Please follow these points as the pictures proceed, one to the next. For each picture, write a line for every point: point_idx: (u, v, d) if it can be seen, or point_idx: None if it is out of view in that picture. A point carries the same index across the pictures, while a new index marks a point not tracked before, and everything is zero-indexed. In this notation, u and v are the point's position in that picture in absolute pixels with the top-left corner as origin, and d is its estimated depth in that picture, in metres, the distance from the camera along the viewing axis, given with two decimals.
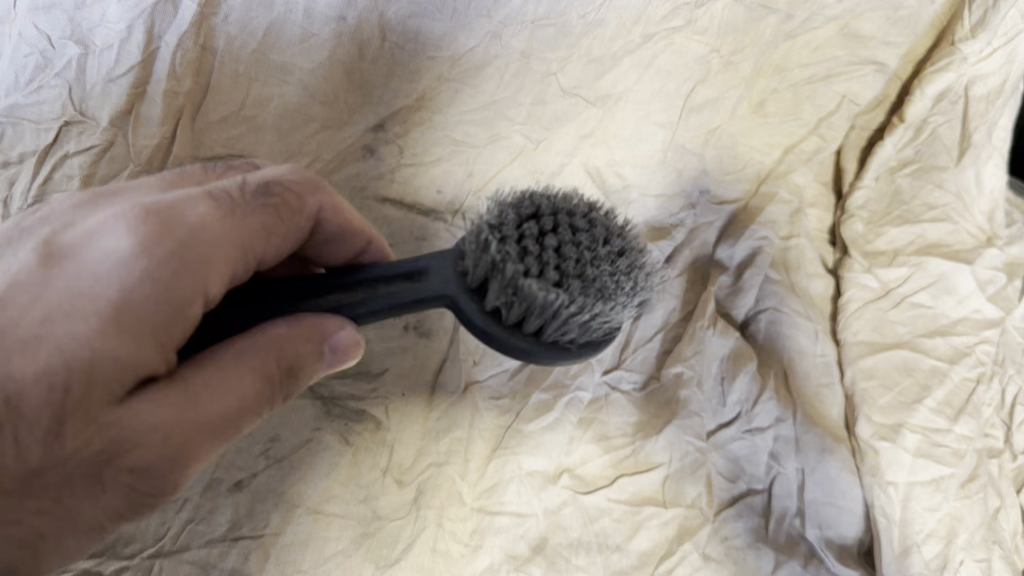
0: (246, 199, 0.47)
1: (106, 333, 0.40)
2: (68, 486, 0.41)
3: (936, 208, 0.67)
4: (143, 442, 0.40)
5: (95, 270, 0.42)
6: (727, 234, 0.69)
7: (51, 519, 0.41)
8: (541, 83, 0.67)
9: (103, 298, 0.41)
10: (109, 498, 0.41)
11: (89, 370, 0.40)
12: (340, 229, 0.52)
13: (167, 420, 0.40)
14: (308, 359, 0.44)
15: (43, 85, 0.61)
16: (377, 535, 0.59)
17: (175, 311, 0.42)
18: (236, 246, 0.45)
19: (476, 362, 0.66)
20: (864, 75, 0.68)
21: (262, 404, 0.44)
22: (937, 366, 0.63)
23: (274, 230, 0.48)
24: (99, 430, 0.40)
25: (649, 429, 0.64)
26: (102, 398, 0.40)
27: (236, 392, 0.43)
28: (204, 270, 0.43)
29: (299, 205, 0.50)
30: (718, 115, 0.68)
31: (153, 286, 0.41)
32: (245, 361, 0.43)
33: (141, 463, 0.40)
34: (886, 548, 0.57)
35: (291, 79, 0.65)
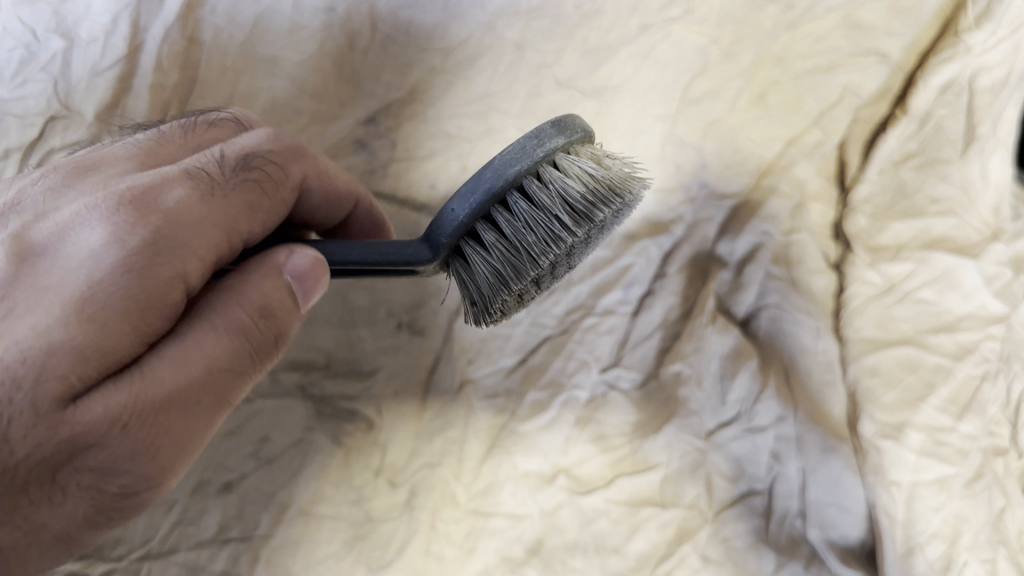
0: (224, 178, 0.45)
1: (70, 326, 0.38)
2: (24, 491, 0.39)
3: (940, 203, 0.64)
4: (102, 434, 0.38)
5: (69, 263, 0.40)
6: (728, 228, 0.66)
7: (8, 529, 0.39)
8: (536, 75, 0.66)
9: (68, 290, 0.39)
10: (73, 503, 0.40)
11: (45, 363, 0.38)
12: (328, 196, 0.53)
13: (123, 403, 0.38)
14: (271, 304, 0.43)
15: (27, 79, 0.62)
16: (369, 538, 0.59)
17: (153, 297, 0.40)
18: (218, 227, 0.43)
19: (471, 360, 0.65)
20: (867, 66, 0.65)
21: (242, 365, 0.42)
22: (941, 363, 0.60)
23: (258, 205, 0.46)
24: (53, 430, 0.38)
25: (648, 428, 0.63)
26: (58, 393, 0.38)
27: (198, 358, 0.40)
28: (180, 254, 0.41)
29: (281, 176, 0.48)
30: (717, 107, 0.66)
31: (121, 275, 0.39)
32: (203, 321, 0.41)
33: (100, 462, 0.39)
34: (889, 548, 0.56)
35: (279, 72, 0.65)
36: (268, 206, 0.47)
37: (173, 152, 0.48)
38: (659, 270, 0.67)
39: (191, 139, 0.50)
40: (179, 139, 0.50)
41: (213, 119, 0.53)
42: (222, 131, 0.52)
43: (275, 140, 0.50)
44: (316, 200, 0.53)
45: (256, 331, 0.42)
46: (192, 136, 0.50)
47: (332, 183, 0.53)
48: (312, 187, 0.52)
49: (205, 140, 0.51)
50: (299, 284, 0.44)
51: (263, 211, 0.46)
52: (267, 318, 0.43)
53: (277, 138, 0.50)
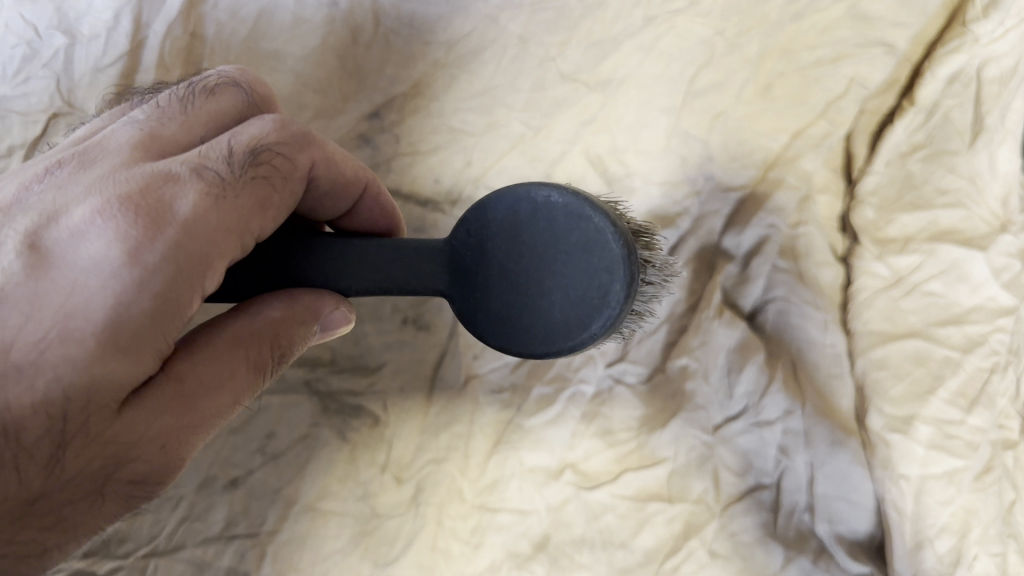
0: (234, 176, 0.45)
1: (103, 355, 0.40)
2: (69, 501, 0.41)
3: (948, 194, 0.63)
4: (142, 453, 0.41)
5: (88, 280, 0.41)
6: (735, 221, 0.66)
7: (53, 534, 0.41)
8: (540, 69, 0.66)
9: (95, 315, 0.40)
10: (109, 506, 0.42)
11: (87, 395, 0.40)
12: (336, 183, 0.50)
13: (164, 427, 0.41)
14: (304, 337, 0.46)
15: (30, 76, 0.62)
16: (375, 534, 0.59)
17: (175, 317, 0.42)
18: (231, 233, 0.43)
19: (476, 356, 0.64)
20: (875, 57, 0.65)
21: (260, 388, 0.45)
22: (950, 356, 0.60)
23: (270, 200, 0.45)
24: (99, 450, 0.41)
25: (654, 422, 0.62)
26: (99, 419, 0.40)
27: (232, 382, 0.43)
28: (200, 269, 0.42)
29: (289, 168, 0.47)
30: (722, 100, 0.66)
31: (147, 297, 0.41)
32: (237, 347, 0.44)
33: (141, 473, 0.42)
34: (898, 543, 0.56)
35: (283, 67, 0.65)
36: (280, 200, 0.46)
37: (177, 131, 0.47)
38: None
39: (194, 117, 0.48)
40: (181, 115, 0.48)
41: (214, 86, 0.51)
42: (228, 102, 0.50)
43: (283, 126, 0.48)
44: (322, 190, 0.50)
45: (277, 364, 0.46)
46: (195, 111, 0.49)
47: (338, 169, 0.50)
48: (320, 176, 0.49)
49: (207, 113, 0.49)
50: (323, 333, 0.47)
51: (275, 207, 0.46)
52: (287, 354, 0.46)
53: (284, 125, 0.48)
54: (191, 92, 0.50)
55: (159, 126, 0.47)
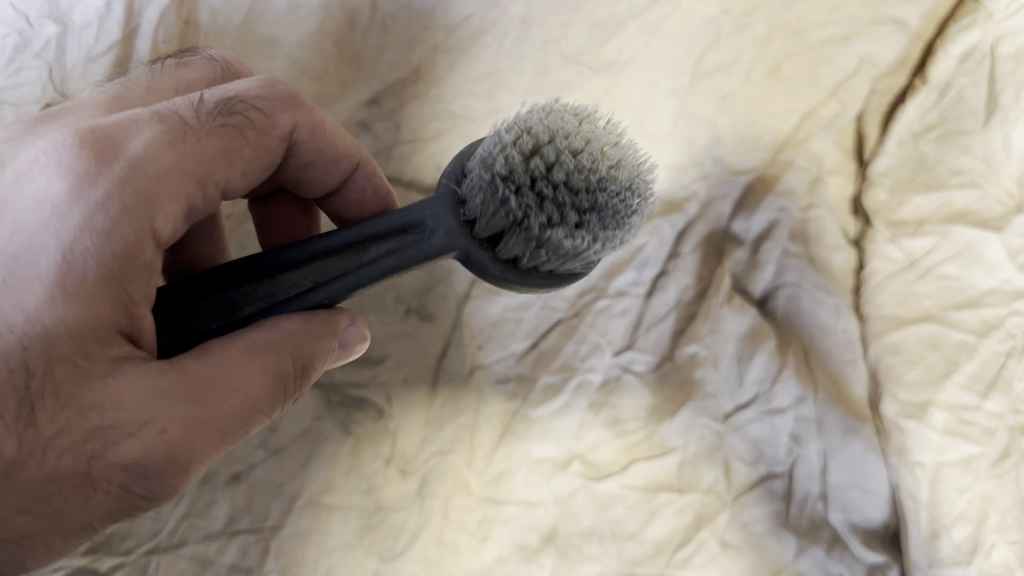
0: (197, 119, 0.42)
1: (56, 299, 0.36)
2: (53, 483, 0.36)
3: (962, 174, 0.62)
4: (138, 432, 0.36)
5: (40, 221, 0.38)
6: (743, 205, 0.64)
7: (34, 519, 0.36)
8: (541, 51, 0.65)
9: (50, 258, 0.37)
10: (100, 498, 0.37)
11: (45, 347, 0.36)
12: (324, 151, 0.49)
13: (162, 411, 0.36)
14: (324, 353, 0.42)
15: (22, 67, 0.60)
16: (380, 527, 0.58)
17: (129, 262, 0.38)
18: (191, 179, 0.41)
19: (481, 346, 0.64)
20: (885, 35, 0.64)
21: (277, 402, 0.41)
22: (965, 340, 0.59)
23: (240, 151, 0.44)
24: (76, 418, 0.36)
25: (663, 411, 0.61)
26: (69, 376, 0.36)
27: (244, 388, 0.38)
28: (152, 209, 0.39)
29: (266, 123, 0.45)
30: (730, 80, 0.65)
31: (100, 238, 0.38)
32: (255, 357, 0.39)
33: (131, 462, 0.36)
34: (913, 531, 0.55)
35: (279, 54, 0.63)
36: (252, 152, 0.44)
37: (143, 98, 0.46)
38: (673, 251, 0.64)
39: (161, 85, 0.48)
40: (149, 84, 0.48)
41: (185, 59, 0.50)
42: (200, 73, 0.50)
43: (262, 82, 0.47)
44: (308, 156, 0.49)
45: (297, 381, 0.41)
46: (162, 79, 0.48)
47: (327, 135, 0.49)
48: (303, 140, 0.48)
49: (176, 82, 0.48)
50: (341, 349, 0.45)
51: (246, 158, 0.44)
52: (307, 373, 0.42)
53: (265, 83, 0.47)
54: (164, 65, 0.49)
55: (130, 92, 0.47)
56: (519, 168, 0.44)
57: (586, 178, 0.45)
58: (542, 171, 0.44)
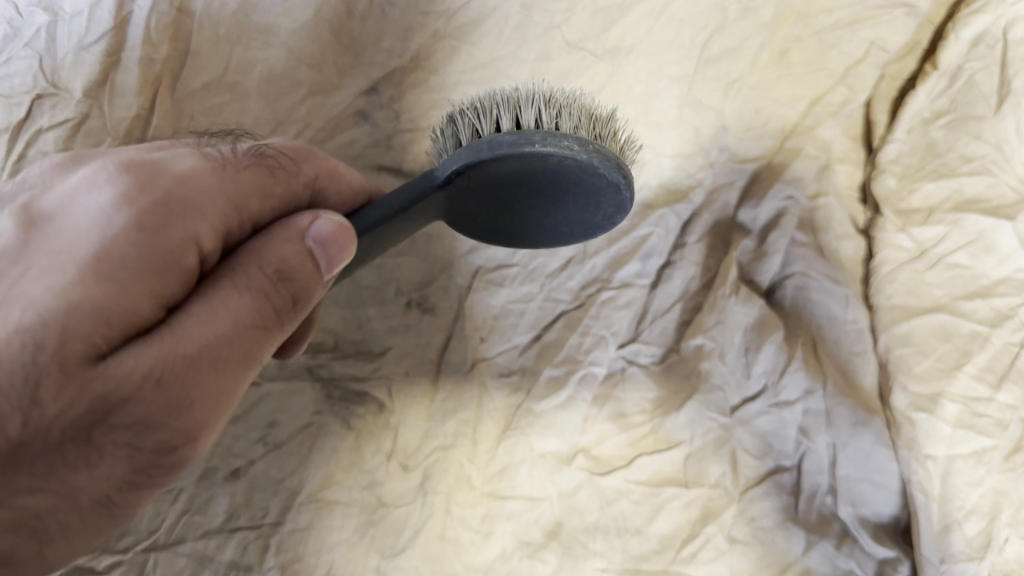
0: (227, 158, 0.46)
1: (88, 285, 0.37)
2: (56, 454, 0.38)
3: (973, 161, 0.60)
4: (134, 390, 0.37)
5: (77, 225, 0.39)
6: (750, 194, 0.64)
7: (42, 497, 0.38)
8: (543, 38, 0.63)
9: (85, 247, 0.38)
10: (108, 465, 0.39)
11: (67, 323, 0.37)
12: (342, 197, 0.50)
13: (153, 356, 0.37)
14: (296, 259, 0.42)
15: (13, 56, 0.59)
16: (382, 523, 0.57)
17: (168, 261, 0.39)
18: (230, 201, 0.43)
19: (484, 338, 0.63)
20: (895, 19, 0.62)
21: (265, 324, 0.41)
22: (977, 330, 0.56)
23: (271, 188, 0.46)
24: (82, 390, 0.37)
25: (670, 405, 0.60)
26: (83, 354, 0.37)
27: (226, 313, 0.40)
28: (191, 213, 0.41)
29: (293, 168, 0.49)
30: (738, 66, 0.63)
31: (138, 233, 0.39)
32: (225, 286, 0.40)
33: (134, 416, 0.38)
34: (924, 526, 0.54)
35: (275, 42, 0.62)
36: (280, 190, 0.47)
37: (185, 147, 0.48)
38: (677, 240, 0.64)
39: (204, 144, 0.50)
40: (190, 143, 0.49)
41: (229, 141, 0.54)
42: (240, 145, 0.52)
43: (289, 144, 0.51)
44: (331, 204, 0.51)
45: (279, 289, 0.42)
46: None
47: (344, 182, 0.51)
48: (328, 192, 0.50)
49: None
50: (320, 248, 0.42)
51: (276, 195, 0.47)
52: (288, 278, 0.42)
53: (288, 143, 0.51)
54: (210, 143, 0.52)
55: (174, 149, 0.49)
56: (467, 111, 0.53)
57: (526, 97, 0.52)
58: None
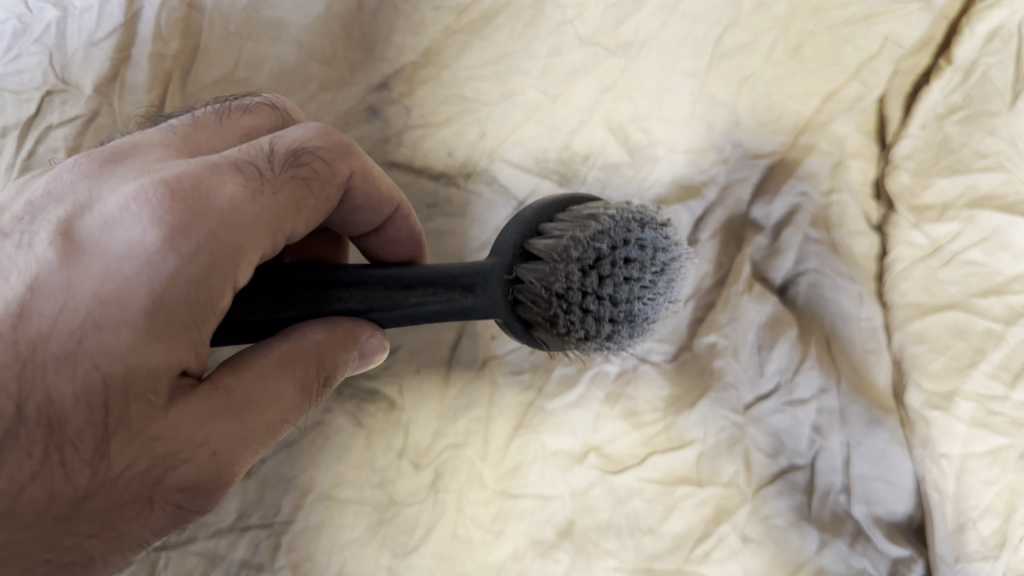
0: (268, 167, 0.41)
1: (143, 345, 0.35)
2: (115, 507, 0.36)
3: (988, 157, 0.59)
4: (192, 456, 0.36)
5: (122, 266, 0.36)
6: (763, 190, 0.63)
7: (100, 542, 0.36)
8: (556, 33, 0.62)
9: (136, 303, 0.35)
10: (156, 517, 0.37)
11: (128, 385, 0.35)
12: (370, 197, 0.47)
13: (214, 433, 0.37)
14: (345, 366, 0.42)
15: (21, 53, 0.58)
16: (394, 522, 0.57)
17: (209, 310, 0.37)
18: (269, 231, 0.39)
19: (494, 336, 0.62)
20: (910, 14, 0.61)
21: (305, 410, 0.41)
22: (992, 328, 0.57)
23: (307, 202, 0.42)
24: (145, 447, 0.36)
25: (682, 403, 0.60)
26: (144, 412, 0.36)
27: (279, 402, 0.39)
28: (235, 261, 0.38)
29: (330, 172, 0.43)
30: (750, 61, 0.62)
31: (185, 288, 0.36)
32: (286, 369, 0.39)
33: (189, 481, 0.36)
34: (938, 525, 0.54)
35: (285, 37, 0.61)
36: (316, 203, 0.43)
37: (213, 140, 0.44)
38: (690, 237, 0.63)
39: (228, 127, 0.45)
40: (214, 126, 0.45)
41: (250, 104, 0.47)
42: (264, 119, 0.47)
43: (325, 130, 0.44)
44: (357, 201, 0.47)
45: (320, 388, 0.41)
46: (229, 121, 0.45)
47: (376, 181, 0.47)
48: (356, 186, 0.46)
49: (244, 128, 0.46)
50: (360, 358, 0.43)
51: (311, 209, 0.42)
52: (331, 378, 0.42)
53: (327, 131, 0.44)
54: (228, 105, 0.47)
55: (197, 133, 0.44)
56: (574, 285, 0.45)
57: (629, 295, 0.46)
58: (595, 286, 0.45)
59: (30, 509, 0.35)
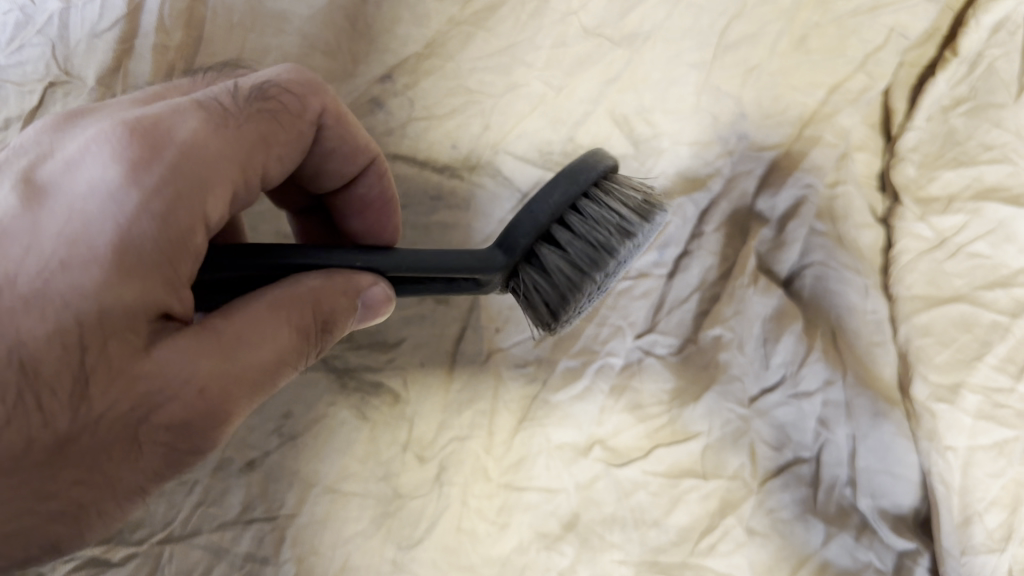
0: (234, 104, 0.43)
1: (114, 280, 0.36)
2: (103, 450, 0.37)
3: (993, 149, 0.59)
4: (179, 394, 0.37)
5: (88, 206, 0.37)
6: (768, 182, 0.63)
7: (86, 489, 0.37)
8: (561, 24, 0.62)
9: (104, 239, 0.37)
10: (147, 459, 0.38)
11: (101, 323, 0.36)
12: (343, 143, 0.50)
13: (202, 370, 0.37)
14: (342, 313, 0.42)
15: (24, 44, 0.58)
16: (399, 514, 0.57)
17: (180, 244, 0.39)
18: (235, 164, 0.42)
19: (499, 329, 0.62)
20: (915, 6, 0.61)
21: (300, 356, 0.42)
22: (997, 321, 0.57)
23: (276, 137, 0.44)
24: (127, 386, 0.36)
25: (686, 395, 0.60)
26: (123, 350, 0.36)
27: (271, 343, 0.40)
28: (202, 195, 0.40)
29: (298, 109, 0.46)
30: (756, 53, 0.62)
31: (152, 221, 0.38)
32: (278, 312, 0.40)
33: (177, 419, 0.37)
34: (945, 518, 0.54)
35: (290, 29, 0.61)
36: (286, 138, 0.45)
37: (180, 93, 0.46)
38: (695, 230, 0.63)
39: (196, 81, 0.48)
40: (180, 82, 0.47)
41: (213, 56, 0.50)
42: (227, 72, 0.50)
43: (292, 70, 0.47)
44: (331, 145, 0.50)
45: (315, 334, 0.42)
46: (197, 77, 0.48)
47: (351, 130, 0.50)
48: (329, 125, 0.49)
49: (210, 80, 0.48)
50: (365, 311, 0.43)
51: (281, 145, 0.45)
52: (327, 326, 0.42)
53: (297, 72, 0.47)
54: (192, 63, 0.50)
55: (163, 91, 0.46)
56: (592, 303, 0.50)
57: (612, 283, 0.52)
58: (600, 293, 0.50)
59: (10, 456, 0.35)
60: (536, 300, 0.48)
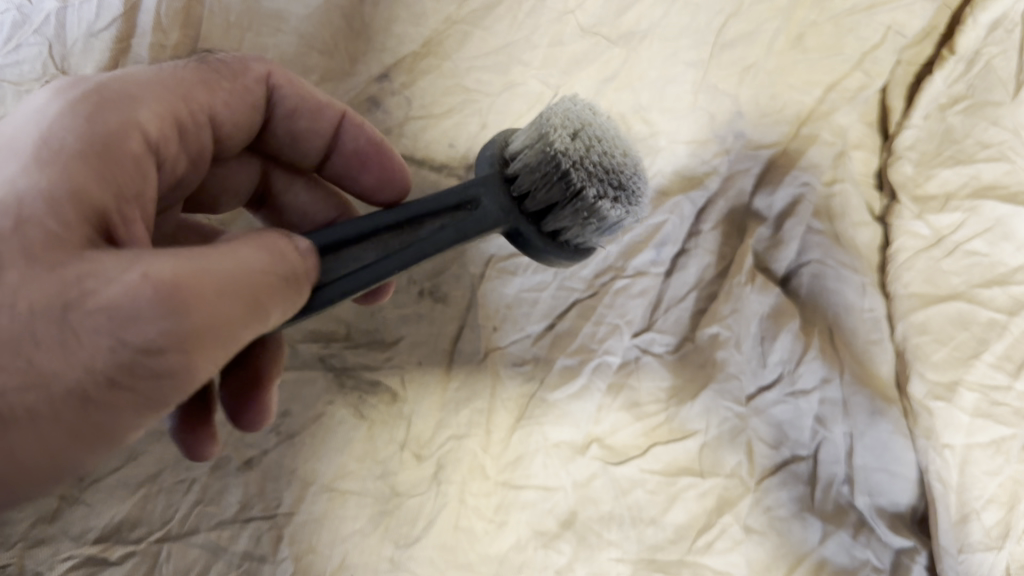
0: (173, 60, 0.43)
1: (35, 171, 0.33)
2: (26, 332, 0.29)
3: (991, 147, 0.60)
4: (119, 279, 0.30)
5: (16, 122, 0.36)
6: (765, 181, 0.63)
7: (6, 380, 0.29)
8: (558, 23, 0.63)
9: (26, 137, 0.35)
10: (81, 356, 0.29)
11: (17, 209, 0.32)
12: (303, 98, 0.48)
13: (147, 259, 0.31)
14: (297, 260, 0.36)
15: (20, 43, 0.56)
16: (396, 513, 0.56)
17: (108, 147, 0.36)
18: (168, 90, 0.40)
19: (496, 327, 0.62)
20: (911, 4, 0.62)
21: (268, 295, 0.34)
22: (995, 318, 0.57)
23: (217, 83, 0.43)
24: (51, 274, 0.30)
25: (683, 394, 0.60)
26: (43, 240, 0.31)
27: (231, 259, 0.33)
28: (129, 107, 0.38)
29: (241, 67, 0.45)
30: (752, 51, 0.63)
31: (77, 119, 0.36)
32: (237, 245, 0.34)
33: (112, 302, 0.29)
34: (943, 516, 0.54)
35: (286, 28, 0.60)
36: (228, 86, 0.44)
37: None
38: (692, 228, 0.63)
39: None
40: None
41: None
42: None
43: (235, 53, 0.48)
44: (291, 104, 0.48)
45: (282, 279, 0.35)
46: None
47: (303, 86, 0.48)
48: (280, 84, 0.47)
49: None
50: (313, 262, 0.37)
51: (222, 89, 0.44)
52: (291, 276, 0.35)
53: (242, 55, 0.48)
54: None
55: None
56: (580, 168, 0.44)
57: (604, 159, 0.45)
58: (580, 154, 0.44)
59: None
60: (550, 197, 0.44)
